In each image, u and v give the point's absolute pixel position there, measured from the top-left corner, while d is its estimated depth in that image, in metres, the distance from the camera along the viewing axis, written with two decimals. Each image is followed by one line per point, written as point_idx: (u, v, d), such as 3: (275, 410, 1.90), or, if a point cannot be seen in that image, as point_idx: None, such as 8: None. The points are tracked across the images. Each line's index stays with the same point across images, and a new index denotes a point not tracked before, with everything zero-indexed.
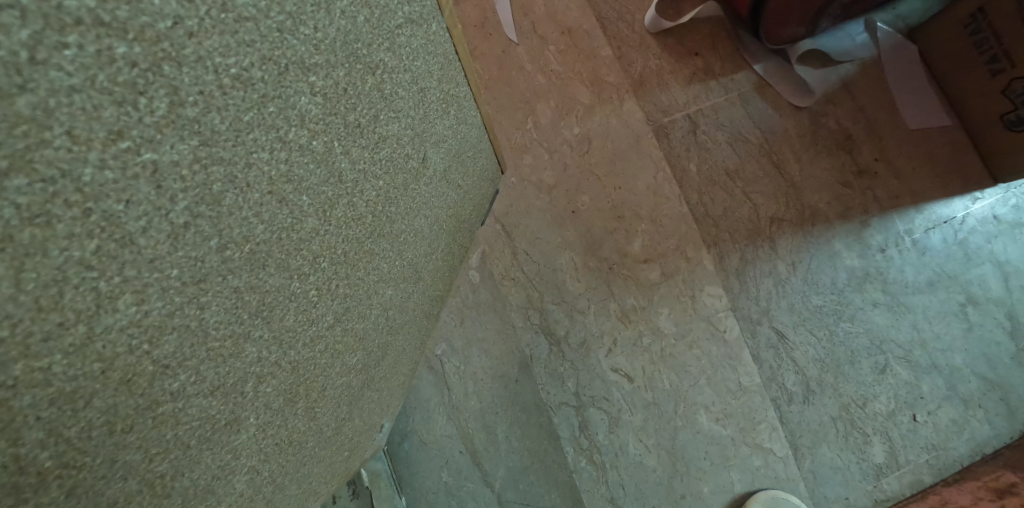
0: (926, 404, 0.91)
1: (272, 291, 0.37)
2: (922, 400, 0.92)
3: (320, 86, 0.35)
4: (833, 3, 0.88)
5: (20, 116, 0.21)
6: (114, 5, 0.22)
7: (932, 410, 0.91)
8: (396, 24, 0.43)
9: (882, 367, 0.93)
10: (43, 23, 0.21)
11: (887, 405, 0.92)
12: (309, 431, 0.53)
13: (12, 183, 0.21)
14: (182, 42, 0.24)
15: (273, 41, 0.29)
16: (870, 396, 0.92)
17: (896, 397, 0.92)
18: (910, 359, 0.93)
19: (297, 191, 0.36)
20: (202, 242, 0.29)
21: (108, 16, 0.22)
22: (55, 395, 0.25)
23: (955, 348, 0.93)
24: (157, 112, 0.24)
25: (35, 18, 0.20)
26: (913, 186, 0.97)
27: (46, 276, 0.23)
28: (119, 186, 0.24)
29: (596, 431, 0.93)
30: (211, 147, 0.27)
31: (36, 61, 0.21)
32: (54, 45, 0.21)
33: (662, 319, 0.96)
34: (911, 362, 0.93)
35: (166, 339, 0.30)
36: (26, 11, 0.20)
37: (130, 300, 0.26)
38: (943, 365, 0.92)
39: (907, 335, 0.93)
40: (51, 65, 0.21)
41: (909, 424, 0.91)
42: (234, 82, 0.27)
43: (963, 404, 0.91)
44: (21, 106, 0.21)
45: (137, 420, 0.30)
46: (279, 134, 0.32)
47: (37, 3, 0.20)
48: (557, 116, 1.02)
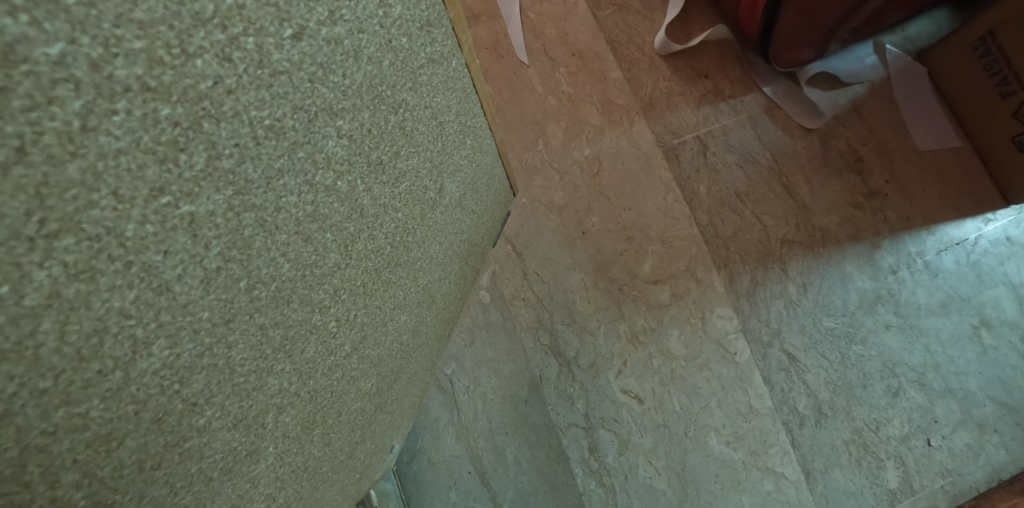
0: (941, 428, 0.90)
1: (295, 326, 0.38)
2: (936, 425, 0.91)
3: (347, 130, 0.35)
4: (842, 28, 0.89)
5: (72, 181, 0.21)
6: (160, 71, 0.23)
7: (947, 435, 0.90)
8: (419, 64, 0.44)
9: (895, 391, 0.92)
10: (95, 93, 0.21)
11: (900, 429, 0.91)
12: (323, 456, 0.53)
13: (61, 243, 0.22)
14: (221, 100, 0.26)
15: (305, 91, 0.30)
16: (883, 420, 0.91)
17: (909, 421, 0.91)
18: (923, 383, 0.92)
19: (322, 229, 0.37)
20: (232, 285, 0.30)
21: (155, 82, 0.23)
22: (91, 438, 0.26)
23: (969, 371, 0.92)
24: (196, 167, 0.25)
25: (88, 89, 0.21)
26: (924, 208, 0.97)
27: (88, 326, 0.24)
28: (159, 238, 0.25)
29: (605, 453, 0.93)
30: (243, 195, 0.28)
31: (88, 128, 0.21)
32: (104, 112, 0.22)
33: (672, 341, 0.96)
34: (924, 386, 0.92)
35: (195, 378, 0.30)
36: (80, 84, 0.21)
37: (163, 345, 0.27)
38: (957, 389, 0.91)
39: (920, 359, 0.93)
40: (101, 131, 0.22)
41: (923, 449, 0.90)
42: (267, 133, 0.29)
43: (978, 429, 0.90)
44: (72, 172, 0.21)
45: (165, 456, 0.31)
46: (307, 179, 0.33)
47: (91, 75, 0.21)
48: (568, 138, 1.03)
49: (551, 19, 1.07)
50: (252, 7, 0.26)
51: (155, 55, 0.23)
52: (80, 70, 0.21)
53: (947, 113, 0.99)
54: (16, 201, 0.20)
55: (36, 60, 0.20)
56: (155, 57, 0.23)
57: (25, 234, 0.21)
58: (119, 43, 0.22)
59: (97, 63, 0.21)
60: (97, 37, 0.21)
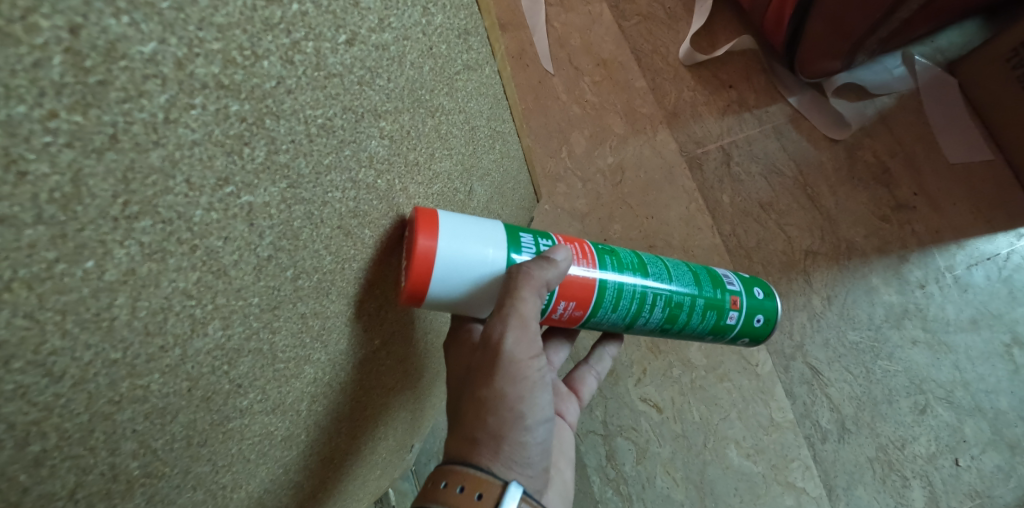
0: (970, 448, 0.84)
1: (331, 317, 0.40)
2: (965, 444, 0.84)
3: (388, 131, 0.38)
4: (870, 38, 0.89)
5: (153, 168, 0.24)
6: (233, 70, 0.26)
7: (976, 455, 0.84)
8: (455, 70, 0.47)
9: (922, 408, 0.86)
10: (178, 88, 0.24)
11: (927, 448, 0.84)
12: (350, 449, 0.54)
13: (140, 224, 0.24)
14: (282, 99, 0.28)
15: (354, 93, 0.33)
16: (909, 438, 0.85)
17: (936, 440, 0.84)
18: (951, 401, 0.86)
19: (361, 225, 0.39)
20: (279, 273, 0.32)
21: (228, 80, 0.26)
22: (149, 410, 0.28)
23: (1000, 389, 0.86)
24: (257, 160, 0.28)
25: (173, 84, 0.24)
26: (954, 220, 0.92)
27: (155, 303, 0.26)
28: (221, 225, 0.28)
29: (623, 461, 0.85)
30: (296, 189, 0.31)
31: (170, 120, 0.24)
32: (184, 106, 0.24)
33: (693, 350, 0.89)
34: (952, 403, 0.86)
35: (242, 361, 0.32)
36: (166, 80, 0.23)
37: (217, 326, 0.29)
38: (987, 408, 0.85)
39: (949, 375, 0.87)
40: (180, 123, 0.24)
41: (951, 469, 0.83)
42: (319, 131, 0.31)
43: (1008, 450, 0.84)
44: (154, 159, 0.24)
45: (210, 434, 0.33)
46: (351, 176, 0.35)
47: (176, 72, 0.24)
48: (591, 145, 0.99)
49: (577, 29, 1.05)
50: (314, 14, 0.29)
51: (229, 56, 0.25)
52: (167, 67, 0.23)
53: (978, 125, 0.96)
54: (106, 184, 0.23)
55: (132, 57, 0.22)
56: (230, 57, 0.25)
57: (110, 214, 0.23)
58: (201, 45, 0.24)
59: (182, 61, 0.24)
60: (183, 38, 0.24)
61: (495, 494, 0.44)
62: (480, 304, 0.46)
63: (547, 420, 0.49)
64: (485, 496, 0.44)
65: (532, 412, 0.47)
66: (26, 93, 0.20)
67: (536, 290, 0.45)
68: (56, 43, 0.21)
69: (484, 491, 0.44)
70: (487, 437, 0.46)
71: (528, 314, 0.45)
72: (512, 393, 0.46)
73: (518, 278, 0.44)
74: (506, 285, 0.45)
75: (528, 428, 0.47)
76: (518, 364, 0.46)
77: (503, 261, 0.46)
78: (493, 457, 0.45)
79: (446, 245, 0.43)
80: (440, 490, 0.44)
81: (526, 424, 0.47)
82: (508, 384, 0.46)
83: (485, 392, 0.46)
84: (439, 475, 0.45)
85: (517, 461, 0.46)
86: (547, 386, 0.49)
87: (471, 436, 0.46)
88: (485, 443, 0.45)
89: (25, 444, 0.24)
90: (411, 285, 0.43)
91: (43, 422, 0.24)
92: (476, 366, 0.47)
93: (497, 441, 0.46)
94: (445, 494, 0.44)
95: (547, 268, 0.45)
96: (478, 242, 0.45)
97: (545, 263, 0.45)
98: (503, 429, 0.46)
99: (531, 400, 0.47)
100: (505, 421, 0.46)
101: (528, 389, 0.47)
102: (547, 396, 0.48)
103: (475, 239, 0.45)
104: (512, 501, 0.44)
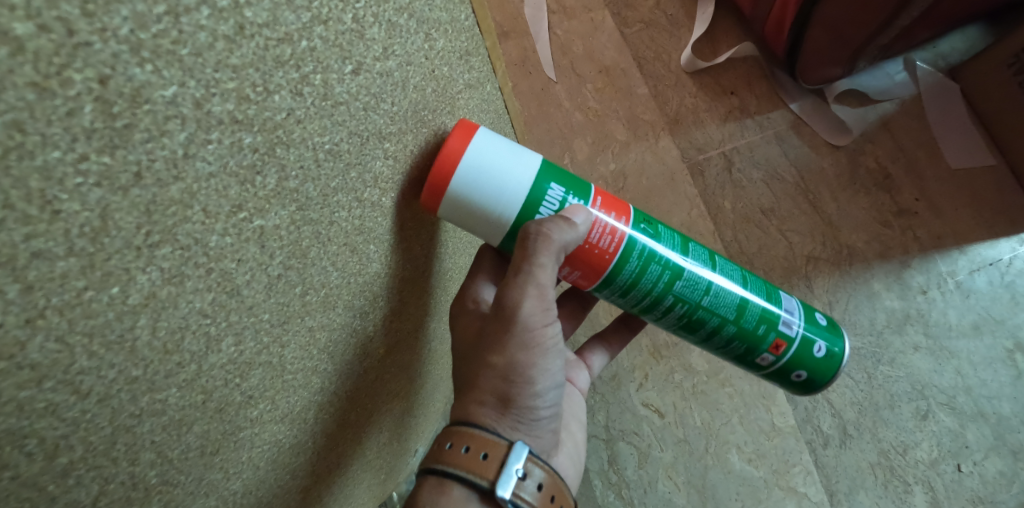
0: (972, 454, 0.85)
1: (338, 330, 0.41)
2: (967, 450, 0.85)
3: (392, 151, 0.40)
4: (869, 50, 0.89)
5: (173, 200, 0.26)
6: (246, 106, 0.27)
7: (979, 461, 0.85)
8: (457, 89, 0.48)
9: (924, 413, 0.86)
10: (196, 126, 0.25)
11: (930, 453, 0.85)
12: (354, 454, 0.56)
13: (161, 251, 0.26)
14: (292, 129, 0.30)
15: (360, 118, 0.35)
16: (911, 443, 0.85)
17: (939, 445, 0.85)
18: (954, 406, 0.87)
19: (365, 242, 0.40)
20: (289, 289, 0.34)
21: (241, 115, 0.27)
22: (166, 423, 0.29)
23: (1003, 395, 0.87)
24: (268, 187, 0.30)
25: (191, 122, 0.25)
26: (956, 226, 0.93)
27: (174, 323, 0.27)
28: (234, 249, 0.29)
29: (625, 465, 0.86)
30: (305, 210, 0.33)
31: (188, 155, 0.25)
32: (201, 142, 0.26)
33: (693, 355, 0.90)
34: (955, 409, 0.87)
35: (253, 373, 0.34)
36: (185, 119, 0.25)
37: (230, 342, 0.31)
38: (990, 414, 0.86)
39: (951, 381, 0.88)
40: (198, 157, 0.26)
41: (953, 474, 0.84)
42: (327, 155, 0.33)
43: (1011, 456, 0.85)
44: (174, 192, 0.25)
45: (222, 444, 0.34)
46: (356, 196, 0.37)
47: (195, 112, 0.25)
48: (594, 152, 1.00)
49: (578, 36, 1.06)
50: (322, 48, 0.30)
51: (243, 93, 0.27)
52: (186, 108, 0.25)
53: (981, 131, 0.96)
54: (130, 217, 0.24)
55: (155, 101, 0.24)
56: (244, 95, 0.27)
57: (134, 244, 0.25)
58: (217, 85, 0.26)
59: (200, 102, 0.25)
60: (201, 80, 0.25)
61: (500, 454, 0.47)
62: (499, 223, 0.47)
63: (557, 384, 0.51)
64: (490, 456, 0.46)
65: (543, 377, 0.50)
66: (60, 140, 0.22)
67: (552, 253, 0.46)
68: (87, 93, 0.22)
69: (490, 451, 0.47)
70: (497, 400, 0.48)
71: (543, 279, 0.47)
72: (523, 358, 0.48)
73: (533, 241, 0.45)
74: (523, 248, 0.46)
75: (537, 392, 0.49)
76: (532, 330, 0.48)
77: (529, 183, 0.47)
78: (500, 419, 0.48)
79: (472, 154, 0.45)
80: (446, 451, 0.47)
81: (536, 388, 0.49)
82: (520, 350, 0.48)
83: (499, 358, 0.48)
84: (447, 436, 0.48)
85: (524, 422, 0.49)
86: (558, 352, 0.51)
87: (483, 396, 0.49)
88: (495, 404, 0.48)
89: (54, 457, 0.25)
90: (432, 185, 0.45)
91: (71, 436, 0.25)
92: (491, 328, 0.49)
93: (506, 404, 0.48)
94: (451, 453, 0.47)
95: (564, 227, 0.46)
96: (506, 163, 0.46)
97: (564, 224, 0.46)
98: (514, 394, 0.49)
99: (542, 366, 0.49)
100: (515, 384, 0.48)
101: (540, 355, 0.49)
102: (559, 362, 0.51)
103: (507, 156, 0.46)
104: (518, 460, 0.46)
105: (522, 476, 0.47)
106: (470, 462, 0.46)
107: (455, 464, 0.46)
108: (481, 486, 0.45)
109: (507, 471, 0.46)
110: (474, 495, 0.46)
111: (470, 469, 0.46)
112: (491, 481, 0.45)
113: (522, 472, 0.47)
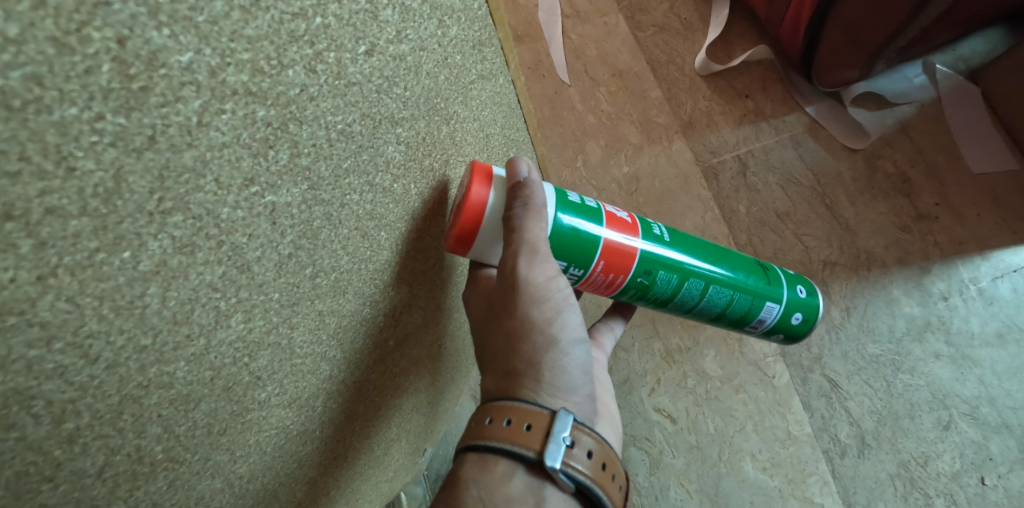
0: (996, 466, 0.82)
1: (348, 316, 0.42)
2: (990, 462, 0.82)
3: (405, 137, 0.40)
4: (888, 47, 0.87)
5: (186, 167, 0.26)
6: (261, 79, 0.28)
7: (1004, 474, 0.82)
8: (470, 79, 0.49)
9: (945, 424, 0.84)
10: (210, 94, 0.26)
11: (951, 465, 0.82)
12: (363, 447, 0.56)
13: (172, 219, 0.26)
14: (305, 106, 0.30)
15: (372, 101, 0.35)
16: (932, 454, 0.83)
17: (961, 457, 0.83)
18: (976, 417, 0.84)
19: (378, 226, 0.41)
20: (299, 271, 0.34)
21: (256, 87, 0.28)
22: (174, 396, 0.30)
23: None
24: (280, 162, 0.30)
25: (206, 91, 0.26)
26: (977, 231, 0.91)
27: (184, 295, 0.28)
28: (246, 223, 0.30)
29: (635, 472, 0.85)
30: (316, 190, 0.33)
31: (202, 123, 0.26)
32: (215, 111, 0.26)
33: (708, 361, 0.89)
34: (977, 420, 0.84)
35: (262, 354, 0.34)
36: (200, 86, 0.25)
37: (239, 318, 0.31)
38: (1015, 425, 0.84)
39: (973, 391, 0.85)
40: (212, 126, 0.26)
41: (977, 487, 0.82)
42: (339, 136, 0.33)
43: None
44: (187, 159, 0.26)
45: (230, 424, 0.34)
46: (367, 180, 0.37)
47: (209, 80, 0.26)
48: (607, 154, 1.00)
49: (592, 40, 1.06)
50: (336, 27, 0.31)
51: (258, 65, 0.27)
52: (202, 75, 0.25)
53: (1003, 135, 0.94)
54: (144, 181, 0.25)
55: (171, 65, 0.24)
56: (258, 67, 0.27)
57: (146, 209, 0.25)
58: (232, 54, 0.26)
59: (215, 70, 0.26)
60: (216, 48, 0.25)
61: (545, 423, 0.46)
62: None
63: (578, 338, 0.52)
64: (533, 426, 0.46)
65: (565, 336, 0.50)
66: (78, 97, 0.22)
67: (544, 215, 0.47)
68: (105, 53, 0.22)
69: (532, 421, 0.46)
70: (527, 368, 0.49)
71: (530, 237, 0.47)
72: (537, 319, 0.49)
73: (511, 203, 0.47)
74: (504, 216, 0.47)
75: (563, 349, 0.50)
76: (538, 290, 0.48)
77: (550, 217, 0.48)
78: (538, 386, 0.49)
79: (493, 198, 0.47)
80: (486, 425, 0.47)
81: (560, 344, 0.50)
82: (531, 311, 0.49)
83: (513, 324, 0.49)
84: (485, 412, 0.48)
85: (558, 387, 0.49)
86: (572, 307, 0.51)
87: (512, 367, 0.50)
88: (529, 371, 0.49)
89: (61, 421, 0.25)
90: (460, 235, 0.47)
91: (78, 402, 0.26)
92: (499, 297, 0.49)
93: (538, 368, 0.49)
94: (493, 427, 0.47)
95: (528, 168, 0.48)
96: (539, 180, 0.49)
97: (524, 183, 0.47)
98: (544, 358, 0.49)
99: (557, 324, 0.50)
100: (539, 346, 0.49)
101: (556, 315, 0.50)
102: (574, 317, 0.51)
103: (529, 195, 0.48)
104: (564, 428, 0.46)
105: (571, 444, 0.47)
106: (514, 435, 0.46)
107: (499, 437, 0.46)
108: (528, 456, 0.45)
109: (553, 440, 0.46)
110: (518, 467, 0.46)
111: (515, 441, 0.46)
112: (538, 451, 0.46)
113: (571, 441, 0.46)
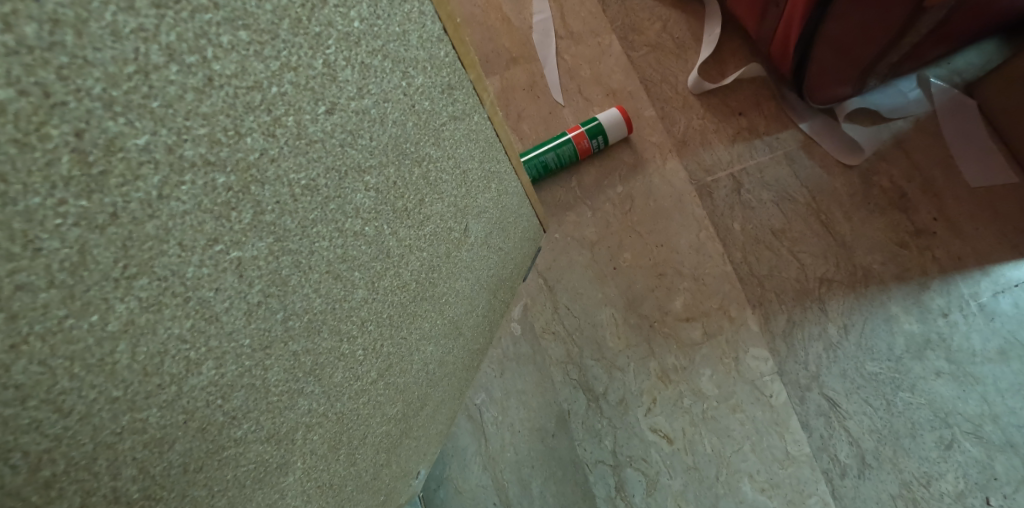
0: (1001, 486, 0.81)
1: (324, 353, 0.44)
2: (995, 482, 0.82)
3: (374, 184, 0.42)
4: (881, 63, 0.86)
5: (149, 236, 0.28)
6: (219, 148, 0.30)
7: (1009, 494, 0.81)
8: (442, 122, 0.50)
9: (948, 442, 0.84)
10: (169, 169, 0.28)
11: (954, 485, 0.82)
12: (349, 474, 0.57)
13: (138, 283, 0.28)
14: (265, 167, 0.32)
15: (337, 155, 0.37)
16: (935, 475, 0.83)
17: (964, 477, 0.82)
18: (979, 436, 0.83)
19: (351, 268, 0.43)
20: (270, 316, 0.36)
21: (215, 157, 0.30)
22: (149, 440, 0.31)
23: None
24: (243, 222, 0.32)
25: (165, 165, 0.28)
26: (977, 246, 0.91)
27: (153, 348, 0.30)
28: (212, 278, 0.32)
29: (632, 493, 0.87)
30: (283, 242, 0.35)
31: (163, 196, 0.28)
32: (175, 183, 0.28)
33: (704, 380, 0.90)
34: (981, 439, 0.83)
35: (235, 394, 0.36)
36: (159, 163, 0.27)
37: (211, 366, 0.33)
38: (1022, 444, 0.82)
39: (976, 408, 0.85)
40: (172, 198, 0.28)
41: None
42: (303, 191, 0.35)
43: None
44: (150, 228, 0.28)
45: (207, 461, 0.36)
46: (337, 226, 0.39)
47: (168, 156, 0.28)
48: (600, 176, 1.02)
49: (586, 61, 1.09)
50: (293, 93, 0.33)
51: (215, 138, 0.29)
52: (159, 153, 0.27)
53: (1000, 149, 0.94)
54: (108, 252, 0.27)
55: (129, 148, 0.26)
56: (216, 139, 0.29)
57: (112, 276, 0.27)
58: (189, 131, 0.28)
59: (172, 147, 0.28)
60: (172, 128, 0.27)
61: None
62: None
63: None
64: None
65: None
66: (40, 187, 0.24)
67: None
68: (64, 146, 0.24)
69: None
70: None
71: None
72: None
73: None
74: None
75: None
76: None
77: None
78: None
79: None
80: None
81: None
82: None
83: None
84: None
85: None
86: None
87: None
88: None
89: (38, 469, 0.27)
90: None
91: (54, 450, 0.27)
92: None
93: None
94: None
95: None
96: None
97: None
98: None
99: None
100: None
101: None
102: None
103: None
104: None
105: None
106: None
107: None
108: None
109: None
110: None
111: None
112: None
113: None
